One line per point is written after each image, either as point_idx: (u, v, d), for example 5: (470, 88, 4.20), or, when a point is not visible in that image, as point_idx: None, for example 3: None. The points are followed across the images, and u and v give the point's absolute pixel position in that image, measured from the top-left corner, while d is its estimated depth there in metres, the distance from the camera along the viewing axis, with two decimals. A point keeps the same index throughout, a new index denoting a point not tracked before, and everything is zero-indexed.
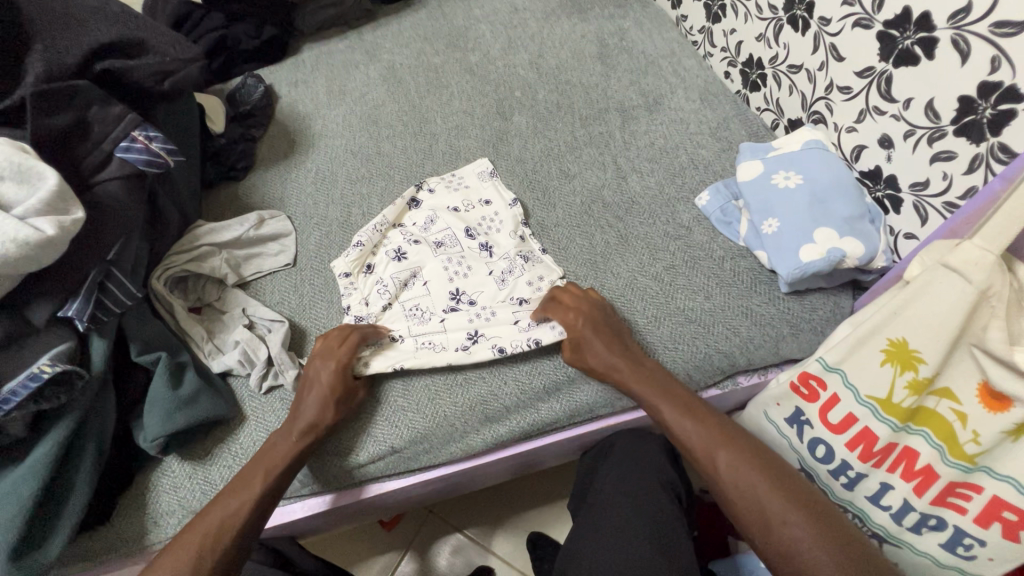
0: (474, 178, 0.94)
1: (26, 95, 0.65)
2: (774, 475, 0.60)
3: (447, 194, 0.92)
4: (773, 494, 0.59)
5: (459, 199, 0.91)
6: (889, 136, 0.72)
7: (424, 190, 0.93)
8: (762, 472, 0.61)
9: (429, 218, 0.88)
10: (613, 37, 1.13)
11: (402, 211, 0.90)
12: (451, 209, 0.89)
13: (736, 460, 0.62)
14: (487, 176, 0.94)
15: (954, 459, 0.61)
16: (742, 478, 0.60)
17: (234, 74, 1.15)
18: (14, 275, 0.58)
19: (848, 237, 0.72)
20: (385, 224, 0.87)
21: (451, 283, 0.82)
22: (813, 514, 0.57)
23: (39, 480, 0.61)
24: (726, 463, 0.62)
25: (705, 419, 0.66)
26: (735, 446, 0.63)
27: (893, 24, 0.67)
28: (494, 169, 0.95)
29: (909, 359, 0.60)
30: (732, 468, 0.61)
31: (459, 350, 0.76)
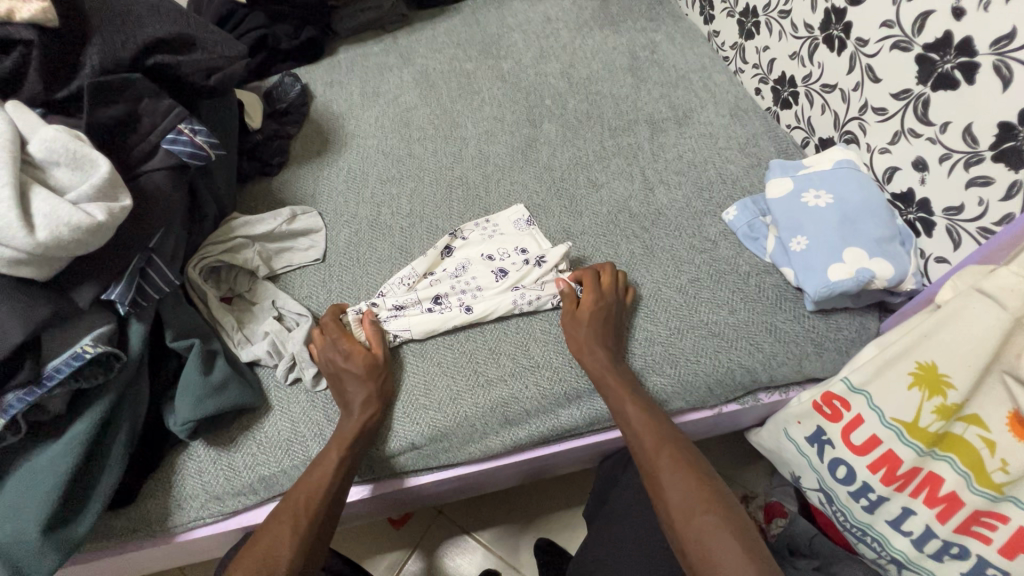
0: (510, 226, 0.90)
1: (85, 84, 0.68)
2: (711, 487, 0.64)
3: (483, 243, 0.88)
4: (703, 501, 0.62)
5: (495, 246, 0.88)
6: (924, 159, 0.71)
7: (459, 238, 0.90)
8: (700, 483, 0.64)
9: (462, 266, 0.86)
10: (645, 50, 1.14)
11: (434, 261, 0.87)
12: (485, 257, 0.86)
13: (678, 466, 0.65)
14: (523, 224, 0.90)
15: (980, 487, 0.60)
16: (681, 483, 0.64)
17: (271, 73, 1.18)
18: (64, 257, 0.60)
19: (878, 257, 0.72)
20: (413, 276, 0.84)
21: (478, 300, 0.81)
22: (736, 525, 0.61)
23: (75, 455, 0.63)
24: (672, 471, 0.65)
25: (663, 430, 0.68)
26: (681, 454, 0.67)
27: (932, 48, 0.67)
28: (531, 218, 0.92)
29: (939, 384, 0.60)
30: (676, 475, 0.65)
31: (462, 309, 0.81)
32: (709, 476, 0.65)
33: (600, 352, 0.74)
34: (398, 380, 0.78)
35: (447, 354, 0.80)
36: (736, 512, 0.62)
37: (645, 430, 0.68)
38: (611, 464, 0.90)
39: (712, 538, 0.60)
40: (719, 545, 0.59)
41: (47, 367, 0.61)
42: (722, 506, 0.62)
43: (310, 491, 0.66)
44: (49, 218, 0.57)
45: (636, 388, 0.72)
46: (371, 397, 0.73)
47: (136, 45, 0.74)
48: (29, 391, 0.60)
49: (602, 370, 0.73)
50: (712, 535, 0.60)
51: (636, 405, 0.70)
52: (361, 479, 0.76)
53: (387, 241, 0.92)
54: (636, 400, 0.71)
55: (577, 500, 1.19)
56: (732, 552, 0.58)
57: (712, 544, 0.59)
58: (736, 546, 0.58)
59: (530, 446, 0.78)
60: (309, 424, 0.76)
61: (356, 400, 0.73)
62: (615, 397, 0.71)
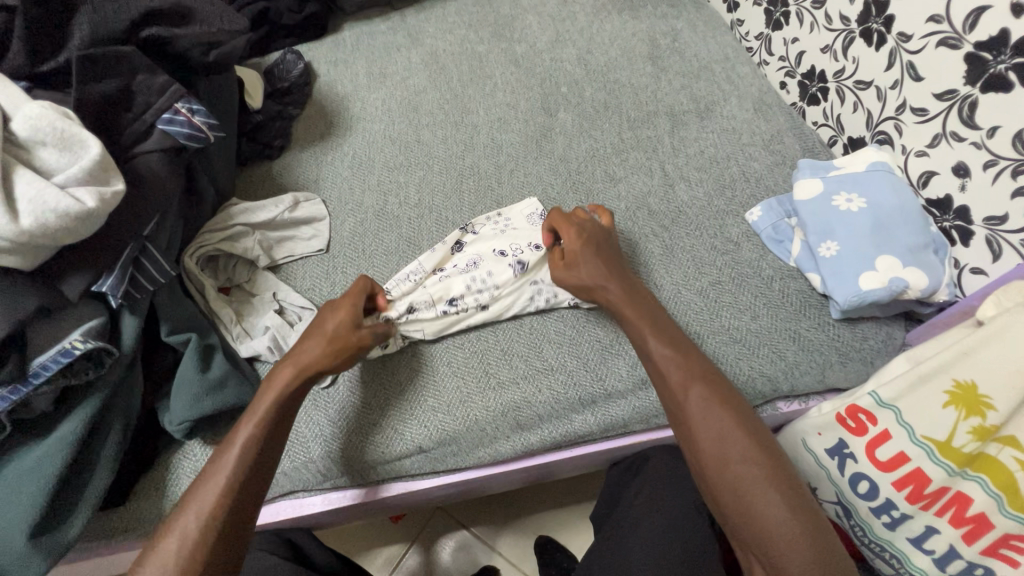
0: (523, 221, 0.85)
1: (74, 56, 0.63)
2: (750, 429, 0.57)
3: (498, 235, 0.83)
4: (743, 445, 0.56)
5: (508, 241, 0.82)
6: (965, 164, 0.68)
7: (469, 233, 0.85)
8: (740, 424, 0.57)
9: (473, 261, 0.81)
10: (666, 37, 1.09)
11: (443, 257, 0.82)
12: (498, 253, 0.81)
13: (712, 409, 0.58)
14: (536, 219, 0.85)
15: (1013, 511, 0.58)
16: (715, 425, 0.57)
17: (272, 49, 1.12)
18: (51, 245, 0.56)
19: (912, 267, 0.69)
20: (419, 272, 0.80)
21: (496, 299, 0.78)
22: (779, 473, 0.54)
23: (64, 456, 0.59)
24: (705, 411, 0.58)
25: (693, 367, 0.61)
26: (717, 394, 0.59)
27: (985, 46, 0.63)
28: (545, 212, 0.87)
29: (977, 404, 0.58)
30: (710, 417, 0.58)
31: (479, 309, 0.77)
32: (748, 417, 0.58)
33: (601, 278, 0.70)
34: (409, 378, 0.75)
35: (460, 354, 0.77)
36: (779, 458, 0.56)
37: (673, 368, 0.62)
38: (621, 469, 0.88)
39: (751, 486, 0.54)
40: (757, 494, 0.53)
41: (33, 363, 0.57)
42: (763, 452, 0.55)
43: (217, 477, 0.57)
44: (35, 204, 0.52)
45: (661, 321, 0.66)
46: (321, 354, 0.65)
47: (129, 15, 0.69)
48: (13, 389, 0.56)
49: (615, 297, 0.68)
50: (756, 486, 0.54)
51: (661, 339, 0.64)
52: (355, 483, 0.72)
53: (394, 233, 0.88)
54: (660, 336, 0.64)
55: (581, 499, 1.17)
56: (772, 502, 0.53)
57: (749, 492, 0.54)
58: (783, 502, 0.53)
59: (542, 451, 0.75)
60: (311, 426, 0.72)
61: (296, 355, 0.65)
62: (636, 331, 0.65)
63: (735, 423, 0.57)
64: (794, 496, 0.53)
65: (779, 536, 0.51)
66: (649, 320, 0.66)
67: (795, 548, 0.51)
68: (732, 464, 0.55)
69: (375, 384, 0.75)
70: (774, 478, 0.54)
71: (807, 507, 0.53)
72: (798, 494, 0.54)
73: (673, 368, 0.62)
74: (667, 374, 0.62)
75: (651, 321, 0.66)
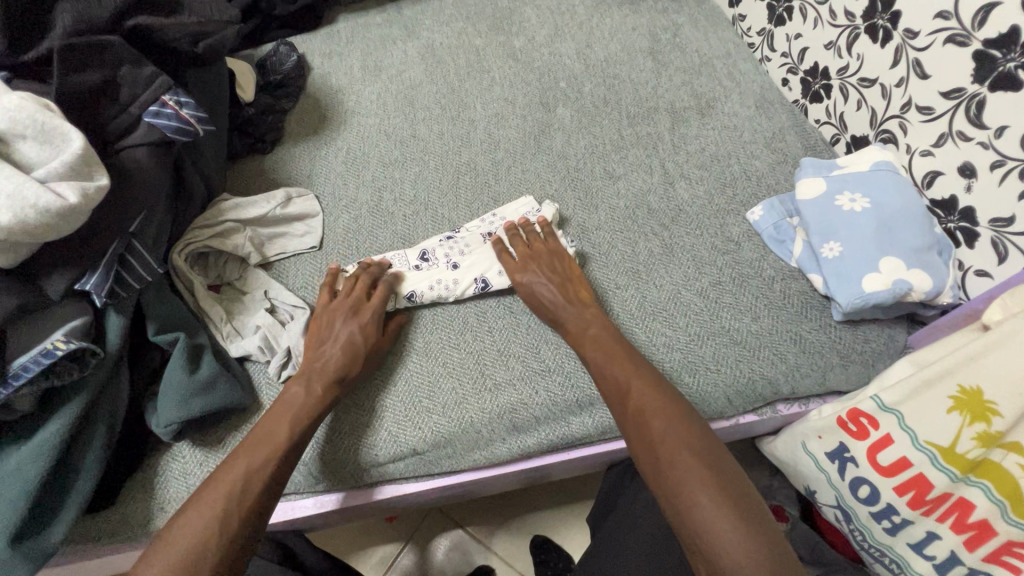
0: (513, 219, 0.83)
1: (54, 46, 0.61)
2: (684, 428, 0.60)
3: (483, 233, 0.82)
4: (674, 441, 0.59)
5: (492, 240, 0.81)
6: (972, 165, 0.66)
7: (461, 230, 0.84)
8: (673, 421, 0.60)
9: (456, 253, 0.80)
10: (666, 32, 1.07)
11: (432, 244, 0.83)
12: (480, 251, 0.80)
13: (649, 411, 0.61)
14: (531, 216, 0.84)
15: (1017, 518, 0.57)
16: (652, 423, 0.60)
17: (264, 40, 1.10)
18: (31, 243, 0.54)
19: (916, 268, 0.68)
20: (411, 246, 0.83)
21: (457, 281, 0.77)
22: (710, 467, 0.56)
23: (46, 460, 0.57)
24: (644, 413, 0.62)
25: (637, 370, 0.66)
26: (653, 395, 0.63)
27: (994, 44, 0.62)
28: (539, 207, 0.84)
29: (983, 410, 0.57)
30: (644, 418, 0.61)
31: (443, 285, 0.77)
32: (687, 417, 0.61)
33: (555, 296, 0.74)
34: (400, 377, 0.74)
35: (454, 354, 0.75)
36: (713, 454, 0.58)
37: (613, 376, 0.66)
38: (619, 471, 0.86)
39: (681, 477, 0.56)
40: (687, 486, 0.55)
41: (13, 365, 0.55)
42: (694, 448, 0.58)
43: (249, 470, 0.59)
44: (12, 199, 0.50)
45: (603, 330, 0.71)
46: (346, 348, 0.70)
47: (114, 3, 0.66)
48: None
49: (559, 311, 0.73)
50: (695, 497, 0.54)
51: (601, 348, 0.68)
52: (350, 486, 0.71)
53: (389, 230, 0.86)
54: (606, 344, 0.69)
55: (577, 499, 1.16)
56: (702, 494, 0.54)
57: (680, 483, 0.56)
58: (721, 514, 0.53)
59: (537, 454, 0.74)
60: None
61: (334, 362, 0.69)
62: (578, 341, 0.70)
63: (669, 422, 0.60)
64: (726, 489, 0.55)
65: (708, 528, 0.53)
66: (596, 330, 0.71)
67: (735, 559, 0.50)
68: (664, 459, 0.58)
69: (367, 381, 0.74)
70: (717, 489, 0.55)
71: (737, 498, 0.54)
72: (730, 486, 0.55)
73: (620, 389, 0.65)
74: (613, 384, 0.66)
75: (599, 330, 0.71)
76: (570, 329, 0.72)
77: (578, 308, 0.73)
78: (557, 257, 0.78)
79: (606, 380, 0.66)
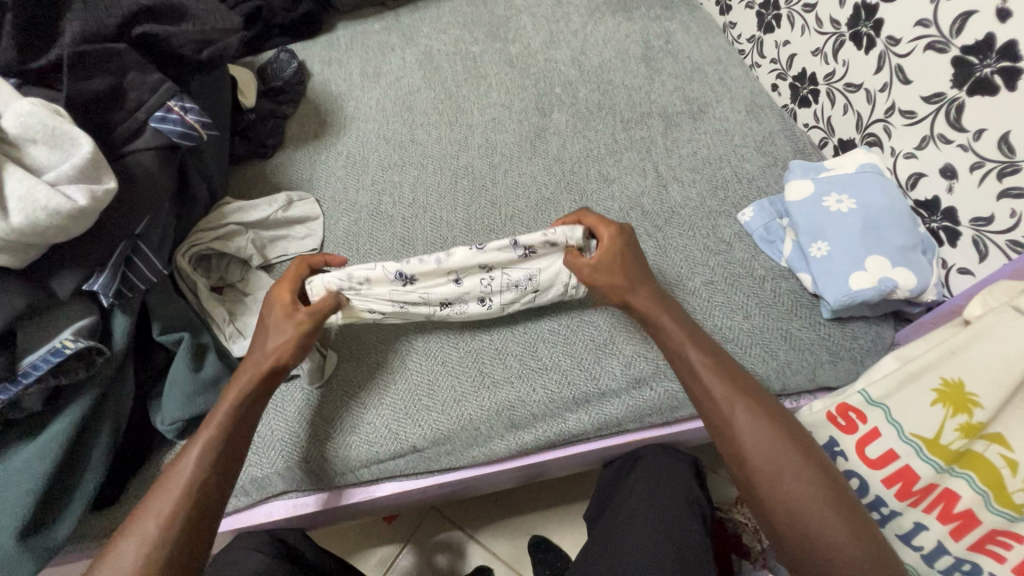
0: None
1: (64, 54, 0.63)
2: (800, 450, 0.56)
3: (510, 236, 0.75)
4: (795, 466, 0.55)
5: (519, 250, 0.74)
6: (953, 166, 0.69)
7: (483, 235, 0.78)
8: (788, 441, 0.57)
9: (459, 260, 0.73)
10: (659, 39, 1.10)
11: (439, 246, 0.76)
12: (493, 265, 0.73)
13: (763, 428, 0.57)
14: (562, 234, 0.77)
15: (999, 507, 0.59)
16: (768, 443, 0.56)
17: (265, 47, 1.12)
18: (41, 244, 0.55)
19: (901, 267, 0.70)
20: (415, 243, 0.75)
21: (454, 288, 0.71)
22: (833, 494, 0.54)
23: (52, 457, 0.58)
24: (755, 431, 0.57)
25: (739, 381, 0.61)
26: (763, 410, 0.59)
27: (972, 50, 0.64)
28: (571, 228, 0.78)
29: (964, 402, 0.59)
30: (760, 437, 0.57)
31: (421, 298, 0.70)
32: (801, 436, 0.58)
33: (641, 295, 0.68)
34: (400, 375, 0.75)
35: (452, 353, 0.77)
36: (830, 477, 0.55)
37: (717, 385, 0.60)
38: (615, 469, 0.88)
39: (808, 506, 0.53)
40: (815, 516, 0.53)
41: (23, 362, 0.56)
42: (819, 474, 0.55)
43: (186, 482, 0.55)
44: (25, 201, 0.52)
45: (699, 335, 0.65)
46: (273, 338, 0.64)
47: (121, 12, 0.68)
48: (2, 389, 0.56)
49: (653, 313, 0.67)
50: (826, 529, 0.52)
51: (705, 355, 0.63)
52: (351, 483, 0.72)
53: (388, 232, 0.88)
54: (703, 351, 0.63)
55: (574, 498, 1.17)
56: (832, 526, 0.52)
57: (808, 514, 0.53)
58: (837, 526, 0.52)
59: (535, 451, 0.75)
60: (305, 425, 0.72)
61: (265, 358, 0.63)
62: (675, 346, 0.64)
63: (787, 442, 0.56)
64: (852, 519, 0.53)
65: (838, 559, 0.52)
66: (692, 334, 0.65)
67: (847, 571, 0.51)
68: (784, 484, 0.55)
69: (367, 380, 0.75)
70: (832, 500, 0.54)
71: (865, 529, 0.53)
72: (854, 515, 0.54)
73: (722, 392, 0.60)
74: (716, 394, 0.60)
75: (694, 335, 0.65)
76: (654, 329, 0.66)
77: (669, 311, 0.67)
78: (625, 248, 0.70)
79: (706, 390, 0.61)
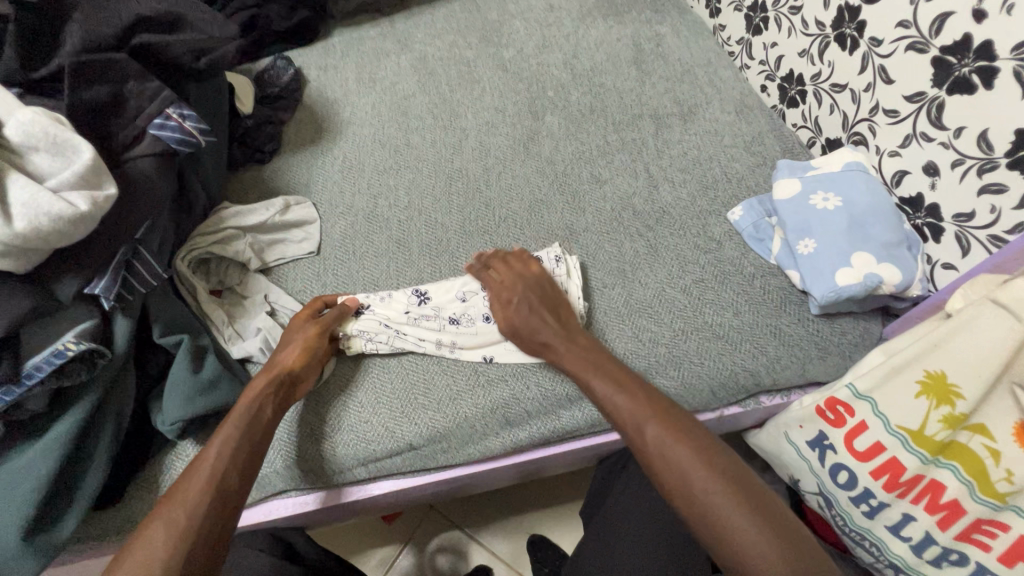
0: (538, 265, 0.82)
1: (65, 64, 0.64)
2: (708, 455, 0.58)
3: None
4: (703, 473, 0.56)
5: None
6: (935, 164, 0.70)
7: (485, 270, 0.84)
8: (694, 447, 0.58)
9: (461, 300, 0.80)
10: (650, 42, 1.11)
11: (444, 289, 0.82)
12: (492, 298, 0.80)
13: (665, 437, 0.59)
14: (554, 261, 0.82)
15: (984, 496, 0.60)
16: (675, 451, 0.58)
17: (262, 55, 1.13)
18: (44, 249, 0.57)
19: (886, 263, 0.71)
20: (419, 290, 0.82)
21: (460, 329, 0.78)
22: (747, 495, 0.55)
23: (55, 457, 0.59)
24: (663, 443, 0.59)
25: (644, 395, 0.63)
26: (668, 422, 0.61)
27: (950, 50, 0.66)
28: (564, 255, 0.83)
29: (947, 393, 0.60)
30: (667, 448, 0.58)
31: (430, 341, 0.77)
32: (707, 442, 0.59)
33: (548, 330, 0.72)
34: (399, 376, 0.77)
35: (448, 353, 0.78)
36: (743, 479, 0.56)
37: (621, 405, 0.63)
38: (610, 466, 0.89)
39: (722, 510, 0.54)
40: (731, 518, 0.53)
41: (27, 364, 0.58)
42: (726, 476, 0.56)
43: (214, 470, 0.58)
44: (28, 207, 0.53)
45: (606, 360, 0.69)
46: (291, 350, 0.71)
47: (119, 22, 0.70)
48: (8, 389, 0.58)
49: (558, 345, 0.71)
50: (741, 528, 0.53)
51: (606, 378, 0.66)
52: (348, 481, 0.73)
53: (384, 235, 0.89)
54: (604, 373, 0.66)
55: (572, 497, 1.18)
56: (746, 527, 0.53)
57: (724, 518, 0.54)
58: (753, 529, 0.53)
59: (529, 448, 0.77)
60: (303, 424, 0.74)
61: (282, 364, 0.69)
62: (580, 374, 0.68)
63: (693, 450, 0.58)
64: (768, 518, 0.53)
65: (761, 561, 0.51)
66: (599, 358, 0.68)
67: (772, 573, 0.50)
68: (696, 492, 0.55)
69: (361, 381, 0.77)
70: (741, 501, 0.54)
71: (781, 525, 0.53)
72: (772, 513, 0.54)
73: (631, 411, 0.62)
74: (624, 412, 0.63)
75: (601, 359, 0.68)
76: (563, 357, 0.70)
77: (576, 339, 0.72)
78: (543, 283, 0.77)
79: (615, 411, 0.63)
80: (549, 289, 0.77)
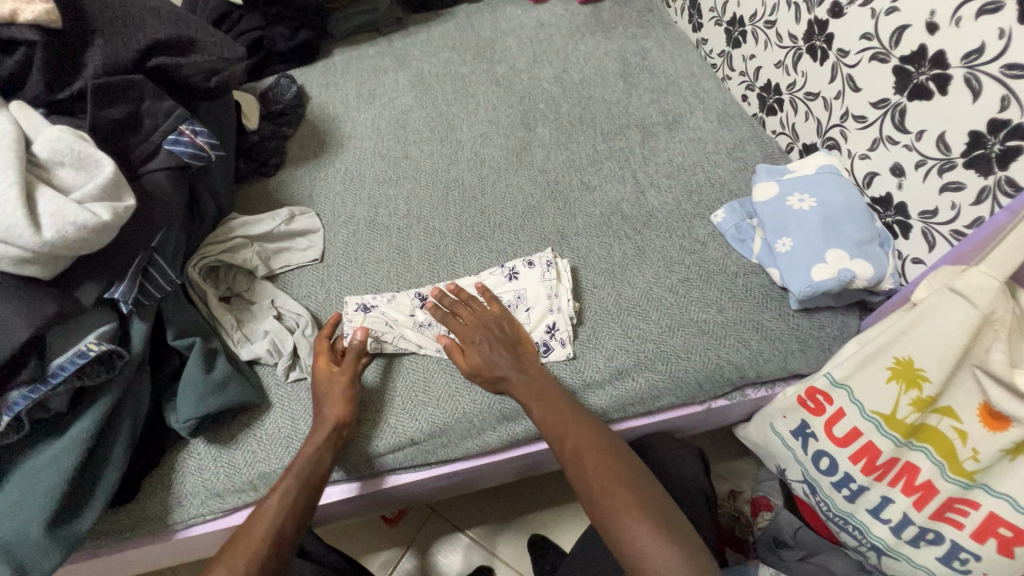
0: (530, 269, 0.86)
1: (88, 86, 0.69)
2: (620, 473, 0.65)
3: (499, 279, 0.86)
4: (613, 488, 0.64)
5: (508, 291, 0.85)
6: (901, 165, 0.75)
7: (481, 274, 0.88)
8: (609, 465, 0.66)
9: None
10: (636, 56, 1.17)
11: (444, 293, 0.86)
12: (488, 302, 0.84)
13: (587, 454, 0.67)
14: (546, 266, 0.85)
15: (954, 475, 0.63)
16: (594, 468, 0.66)
17: (266, 74, 1.19)
18: (69, 256, 0.61)
19: (858, 259, 0.76)
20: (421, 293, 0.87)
21: None
22: (649, 508, 0.62)
23: (77, 453, 0.63)
24: (588, 461, 0.67)
25: (575, 418, 0.71)
26: (591, 442, 0.68)
27: (908, 60, 0.71)
28: (555, 260, 0.86)
29: (914, 378, 0.63)
30: (586, 464, 0.66)
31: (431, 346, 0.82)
32: (620, 461, 0.67)
33: (505, 361, 0.76)
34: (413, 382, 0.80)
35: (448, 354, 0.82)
36: (649, 495, 0.64)
37: (552, 426, 0.70)
38: None
39: (625, 523, 0.61)
40: (632, 528, 0.61)
41: (51, 365, 0.62)
42: (634, 492, 0.63)
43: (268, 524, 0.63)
44: (56, 217, 0.57)
45: (548, 385, 0.74)
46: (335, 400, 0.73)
47: (137, 46, 0.75)
48: (34, 388, 0.61)
49: (510, 374, 0.74)
50: (640, 538, 0.60)
51: (542, 400, 0.72)
52: (349, 476, 0.77)
53: (384, 242, 0.93)
54: (541, 395, 0.73)
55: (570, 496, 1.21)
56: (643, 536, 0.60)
57: (627, 527, 0.61)
58: (652, 535, 0.60)
59: (525, 441, 0.80)
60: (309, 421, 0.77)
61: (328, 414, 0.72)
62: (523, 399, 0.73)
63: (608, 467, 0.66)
64: (665, 527, 0.60)
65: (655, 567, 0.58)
66: (541, 382, 0.74)
67: (666, 572, 0.57)
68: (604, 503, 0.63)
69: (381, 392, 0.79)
70: (641, 513, 0.61)
71: (677, 534, 0.60)
72: (669, 524, 0.61)
73: (562, 431, 0.69)
74: (555, 432, 0.70)
75: (543, 383, 0.74)
76: (510, 382, 0.74)
77: (524, 366, 0.76)
78: (500, 320, 0.80)
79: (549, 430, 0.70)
80: (505, 326, 0.80)
